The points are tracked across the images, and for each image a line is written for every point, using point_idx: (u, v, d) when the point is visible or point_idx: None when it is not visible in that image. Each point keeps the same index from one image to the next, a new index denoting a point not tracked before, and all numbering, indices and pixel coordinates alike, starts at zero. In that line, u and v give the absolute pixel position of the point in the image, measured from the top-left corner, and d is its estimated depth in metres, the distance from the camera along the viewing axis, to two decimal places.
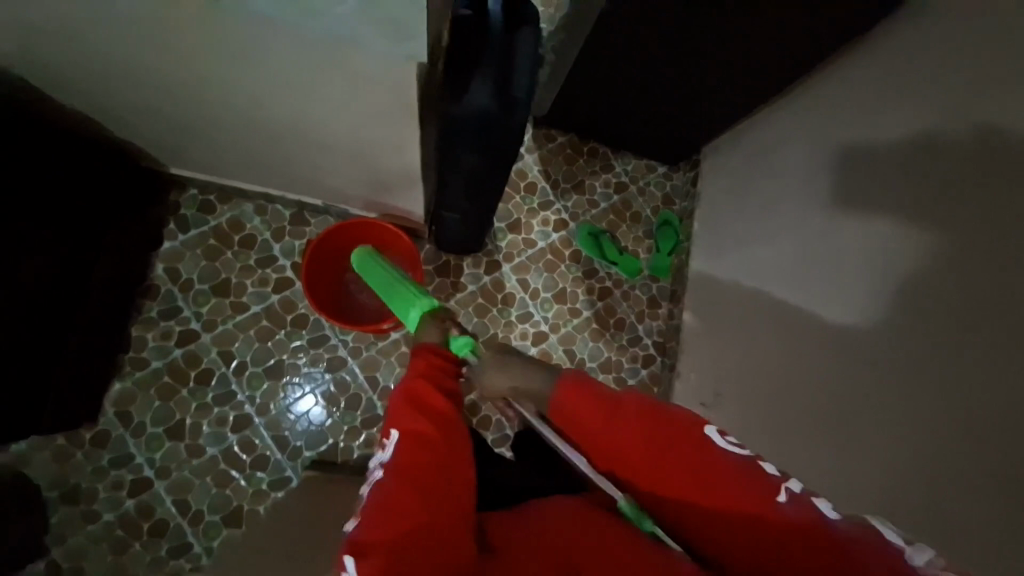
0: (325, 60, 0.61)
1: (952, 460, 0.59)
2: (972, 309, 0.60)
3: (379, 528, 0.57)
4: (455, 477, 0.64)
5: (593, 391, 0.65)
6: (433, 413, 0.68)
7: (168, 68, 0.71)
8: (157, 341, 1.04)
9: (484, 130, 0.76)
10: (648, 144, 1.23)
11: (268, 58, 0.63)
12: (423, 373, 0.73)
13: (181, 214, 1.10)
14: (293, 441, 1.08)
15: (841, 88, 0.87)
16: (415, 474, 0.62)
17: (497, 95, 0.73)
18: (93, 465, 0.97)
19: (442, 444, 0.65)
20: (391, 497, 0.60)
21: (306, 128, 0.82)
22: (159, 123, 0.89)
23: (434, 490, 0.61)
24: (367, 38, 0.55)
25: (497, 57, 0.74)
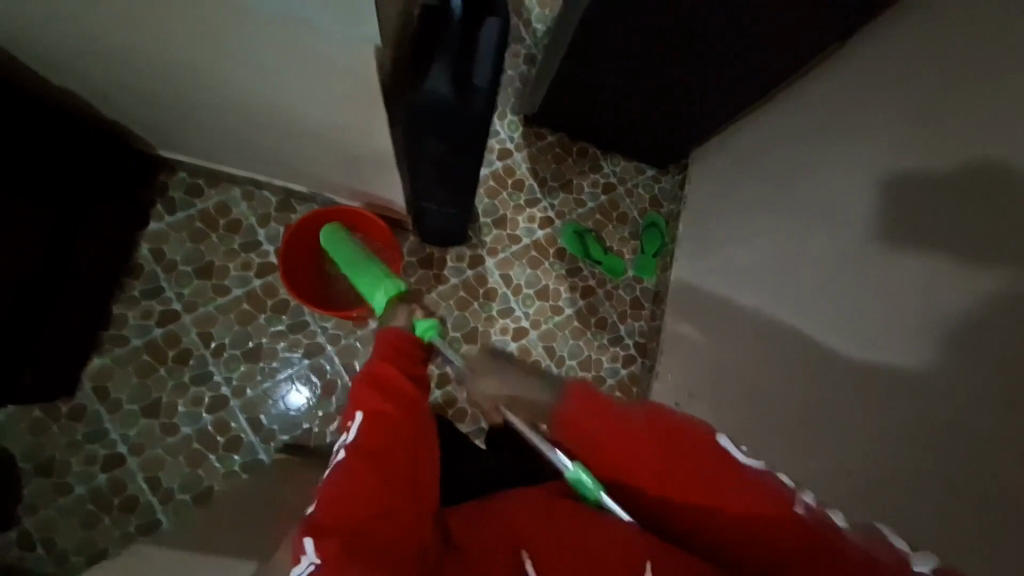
0: (273, 47, 0.57)
1: (915, 462, 0.62)
2: (939, 312, 0.63)
3: (340, 511, 0.56)
4: (416, 458, 0.63)
5: (603, 401, 0.67)
6: (399, 396, 0.69)
7: (131, 51, 0.68)
8: (139, 320, 1.08)
9: (443, 120, 0.65)
10: (638, 148, 1.33)
11: (219, 39, 0.58)
12: (390, 358, 0.73)
13: (169, 196, 1.13)
14: (270, 424, 1.08)
15: (819, 96, 0.94)
16: (378, 456, 0.61)
17: (456, 80, 0.62)
18: (69, 439, 1.02)
19: (406, 425, 0.65)
20: (352, 478, 0.59)
21: (275, 119, 0.77)
22: (141, 107, 0.88)
23: (397, 472, 0.60)
24: (315, 19, 0.49)
25: (454, 44, 0.61)
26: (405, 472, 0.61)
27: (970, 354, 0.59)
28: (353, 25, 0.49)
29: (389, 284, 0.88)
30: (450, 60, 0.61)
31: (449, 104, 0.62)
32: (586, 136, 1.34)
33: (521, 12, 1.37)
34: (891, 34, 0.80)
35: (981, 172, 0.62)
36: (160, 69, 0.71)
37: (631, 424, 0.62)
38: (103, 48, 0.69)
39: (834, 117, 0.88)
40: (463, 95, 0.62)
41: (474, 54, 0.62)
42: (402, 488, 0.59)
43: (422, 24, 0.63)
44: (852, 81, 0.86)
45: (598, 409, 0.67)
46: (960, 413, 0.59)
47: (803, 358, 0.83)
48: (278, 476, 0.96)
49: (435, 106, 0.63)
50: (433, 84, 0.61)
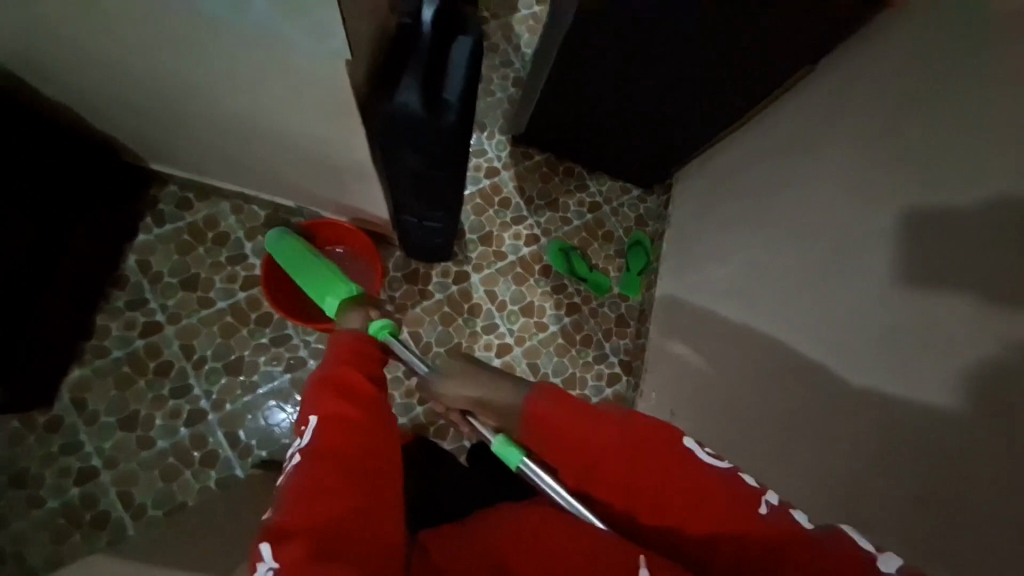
0: (254, 62, 0.59)
1: (882, 481, 0.63)
2: (907, 326, 0.64)
3: (300, 516, 0.51)
4: (380, 457, 0.59)
5: (575, 401, 0.60)
6: (359, 394, 0.64)
7: (123, 68, 0.71)
8: (121, 330, 1.08)
9: (415, 134, 0.67)
10: (623, 168, 1.35)
11: (203, 53, 0.61)
12: (348, 357, 0.68)
13: (157, 209, 1.14)
14: (248, 439, 1.07)
15: (795, 118, 0.97)
16: (339, 458, 0.56)
17: (426, 95, 0.64)
18: (43, 450, 1.01)
19: (367, 425, 0.61)
20: (311, 482, 0.53)
21: (258, 132, 0.79)
22: (135, 122, 0.91)
23: (360, 472, 0.56)
24: (289, 34, 0.52)
25: (426, 60, 0.64)
26: (371, 472, 0.57)
27: (936, 365, 0.60)
28: (326, 42, 0.51)
29: (341, 288, 0.86)
30: (419, 74, 0.63)
31: (418, 118, 0.64)
32: (572, 156, 1.37)
33: (511, 38, 1.42)
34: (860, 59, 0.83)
35: (942, 188, 0.63)
36: (149, 83, 0.73)
37: (605, 438, 0.57)
38: (95, 62, 0.71)
39: (809, 138, 0.91)
40: (433, 110, 0.64)
41: (443, 71, 0.65)
42: (367, 487, 0.55)
43: (394, 43, 0.66)
44: (824, 104, 0.89)
45: (566, 414, 0.59)
46: (931, 425, 0.59)
47: (781, 375, 0.83)
48: (253, 491, 0.95)
49: (405, 120, 0.65)
50: (402, 98, 0.63)
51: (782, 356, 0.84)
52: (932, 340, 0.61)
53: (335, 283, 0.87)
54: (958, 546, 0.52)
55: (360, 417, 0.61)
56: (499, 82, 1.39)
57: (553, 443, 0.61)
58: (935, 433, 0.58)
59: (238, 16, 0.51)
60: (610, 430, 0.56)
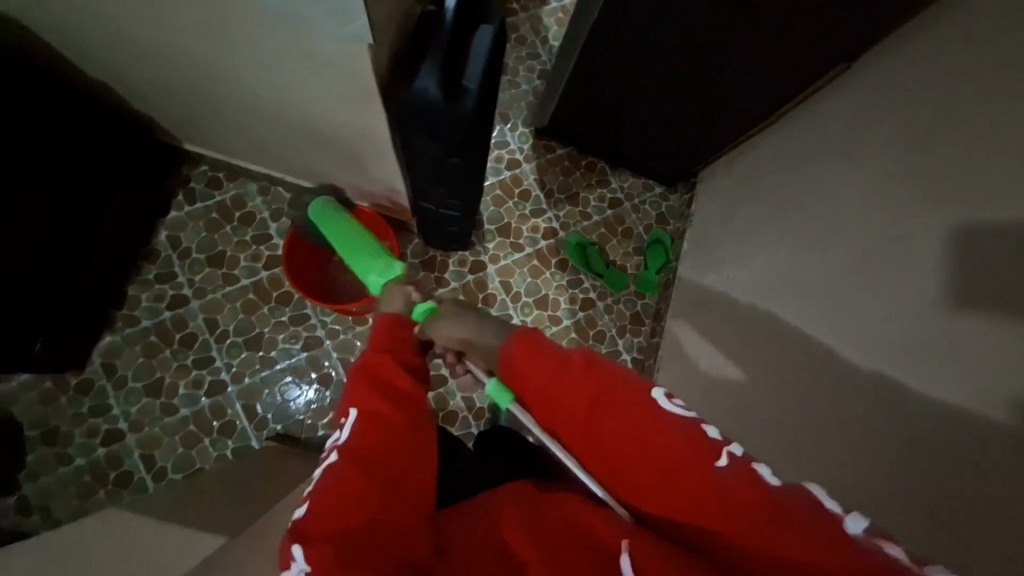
0: (281, 44, 0.61)
1: (892, 492, 0.61)
2: (930, 336, 0.61)
3: (334, 514, 0.54)
4: (412, 456, 0.61)
5: (546, 346, 0.63)
6: (393, 391, 0.65)
7: (158, 49, 0.74)
8: (150, 302, 1.12)
9: (434, 120, 0.67)
10: (646, 164, 1.33)
11: (233, 36, 0.63)
12: (387, 352, 0.70)
13: (189, 187, 1.19)
14: (264, 413, 1.11)
15: (823, 118, 0.94)
16: (372, 458, 0.58)
17: (446, 81, 0.64)
18: (74, 411, 1.07)
19: (401, 424, 0.62)
20: (345, 480, 0.56)
21: (284, 115, 0.82)
22: (168, 101, 0.94)
23: (391, 471, 0.58)
24: (312, 18, 0.53)
25: (447, 44, 0.64)
26: (401, 472, 0.59)
27: (959, 377, 0.57)
28: (349, 25, 0.52)
29: (385, 267, 0.90)
30: (439, 60, 0.63)
31: (437, 104, 0.64)
32: (594, 151, 1.36)
33: (539, 30, 1.41)
34: (899, 57, 0.80)
35: (978, 193, 0.60)
36: (183, 62, 0.75)
37: (574, 386, 0.60)
38: (132, 40, 0.73)
39: (840, 139, 0.88)
40: (452, 97, 0.64)
41: (464, 57, 0.64)
42: (397, 486, 0.58)
43: (417, 28, 0.65)
44: (858, 103, 0.86)
45: (537, 358, 0.63)
46: (951, 439, 0.56)
47: (797, 381, 0.81)
48: (266, 463, 0.98)
49: (424, 105, 0.65)
50: (422, 83, 0.63)
51: (798, 362, 0.82)
52: (957, 352, 0.58)
53: (377, 261, 0.91)
54: (969, 565, 0.50)
55: (394, 416, 0.62)
56: (524, 74, 1.38)
57: (525, 386, 0.64)
58: (953, 447, 0.56)
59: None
60: (576, 378, 0.59)
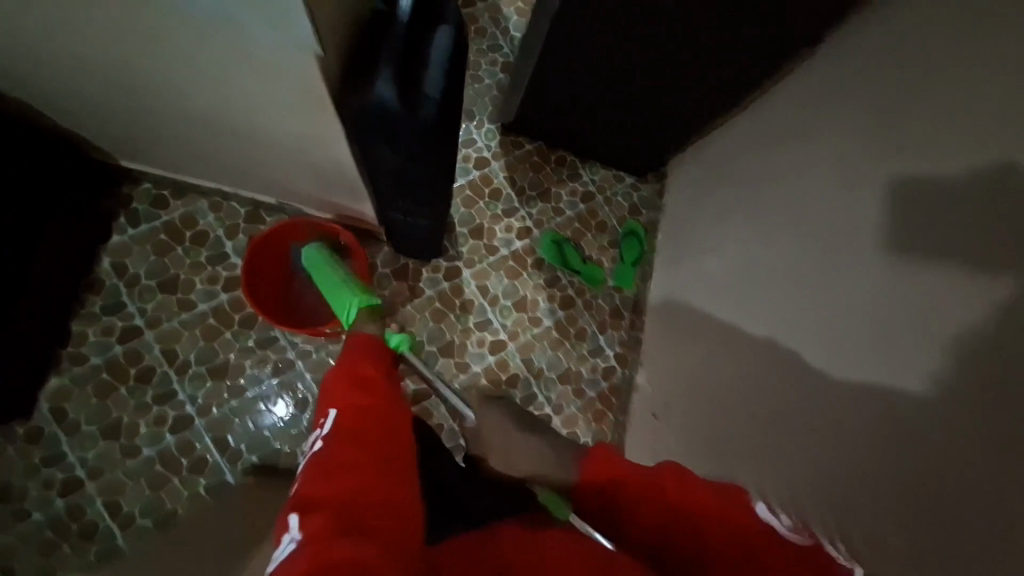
0: (214, 50, 0.54)
1: (868, 474, 0.61)
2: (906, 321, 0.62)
3: (324, 488, 0.53)
4: (395, 439, 0.62)
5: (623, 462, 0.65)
6: (372, 383, 0.68)
7: (78, 63, 0.66)
8: (99, 336, 1.04)
9: (393, 128, 0.62)
10: (615, 155, 1.31)
11: (164, 47, 0.56)
12: (360, 354, 0.73)
13: (131, 208, 1.09)
14: (236, 444, 1.05)
15: (786, 104, 0.95)
16: (357, 438, 0.59)
17: (403, 88, 0.59)
18: (24, 462, 0.98)
19: (380, 409, 0.64)
20: (333, 459, 0.56)
21: (231, 127, 0.75)
22: (97, 118, 0.85)
23: (377, 448, 0.59)
24: (250, 24, 0.48)
25: (403, 50, 0.59)
26: (386, 450, 0.60)
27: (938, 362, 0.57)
28: (289, 25, 0.47)
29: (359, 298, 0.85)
30: (394, 65, 0.58)
31: (394, 113, 0.60)
32: (563, 144, 1.33)
33: (499, 21, 1.36)
34: (859, 39, 0.79)
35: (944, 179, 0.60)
36: (109, 77, 0.68)
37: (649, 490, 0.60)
38: (41, 52, 0.65)
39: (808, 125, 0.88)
40: (411, 106, 0.60)
41: (422, 62, 0.60)
42: (383, 460, 0.58)
43: (369, 28, 0.61)
44: (822, 89, 0.86)
45: (617, 470, 0.64)
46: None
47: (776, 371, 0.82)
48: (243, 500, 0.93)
49: (381, 115, 0.60)
50: (378, 92, 0.58)
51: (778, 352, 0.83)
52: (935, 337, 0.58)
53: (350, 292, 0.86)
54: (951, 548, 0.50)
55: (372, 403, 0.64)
56: (486, 68, 1.33)
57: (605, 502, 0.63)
58: (920, 428, 0.56)
59: (192, 4, 0.47)
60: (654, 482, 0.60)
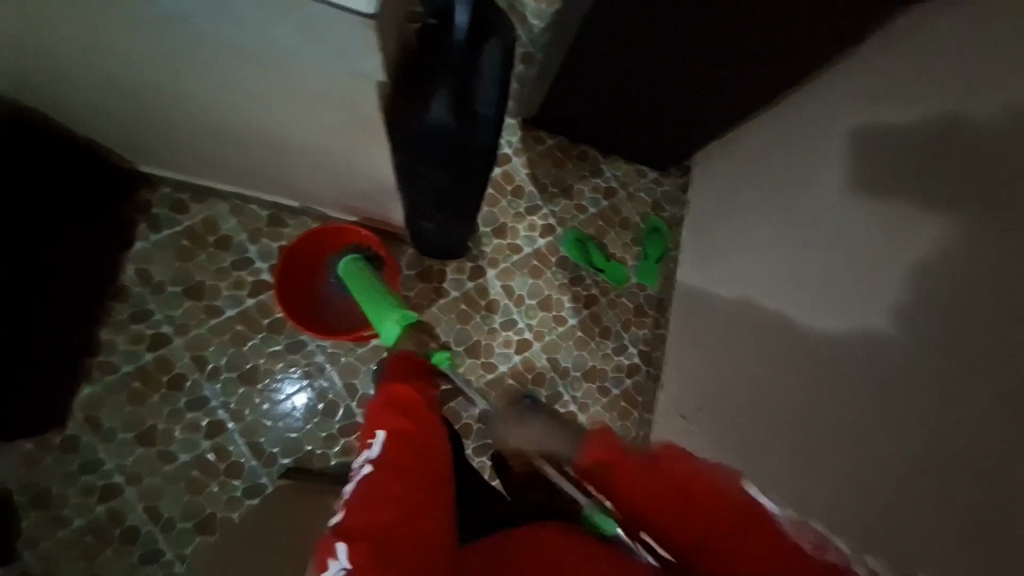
0: (265, 73, 0.52)
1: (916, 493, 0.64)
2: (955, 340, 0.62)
3: (370, 519, 0.52)
4: (437, 470, 0.60)
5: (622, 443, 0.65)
6: (414, 408, 0.65)
7: (107, 79, 0.64)
8: (128, 345, 1.03)
9: (448, 149, 0.62)
10: (640, 150, 1.29)
11: (211, 69, 0.54)
12: (398, 372, 0.70)
13: (152, 214, 1.06)
14: (270, 448, 1.06)
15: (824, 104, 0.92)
16: (401, 469, 0.57)
17: (459, 109, 0.59)
18: (62, 470, 0.99)
19: (423, 436, 0.62)
20: (377, 490, 0.55)
21: (268, 140, 0.72)
22: (120, 129, 0.83)
23: (419, 481, 0.57)
24: (308, 55, 0.45)
25: (458, 70, 0.58)
26: (428, 482, 0.58)
27: (985, 380, 0.58)
28: (358, 61, 0.44)
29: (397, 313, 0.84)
30: (453, 87, 0.57)
31: (452, 133, 0.60)
32: (587, 139, 1.30)
33: (517, 8, 1.29)
34: (914, 39, 0.76)
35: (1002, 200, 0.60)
36: (139, 93, 0.66)
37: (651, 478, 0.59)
38: (66, 68, 0.62)
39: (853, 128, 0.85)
40: (466, 126, 0.60)
41: (476, 81, 0.59)
42: (424, 495, 0.56)
43: (421, 46, 0.56)
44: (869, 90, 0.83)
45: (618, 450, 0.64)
46: (981, 445, 0.58)
47: (814, 378, 0.82)
48: (282, 505, 0.95)
49: (438, 137, 0.60)
50: (435, 115, 0.58)
51: (813, 359, 0.83)
52: (987, 357, 0.59)
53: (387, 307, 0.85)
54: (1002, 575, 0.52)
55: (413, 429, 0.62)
56: None
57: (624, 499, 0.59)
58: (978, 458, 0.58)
59: (250, 35, 0.44)
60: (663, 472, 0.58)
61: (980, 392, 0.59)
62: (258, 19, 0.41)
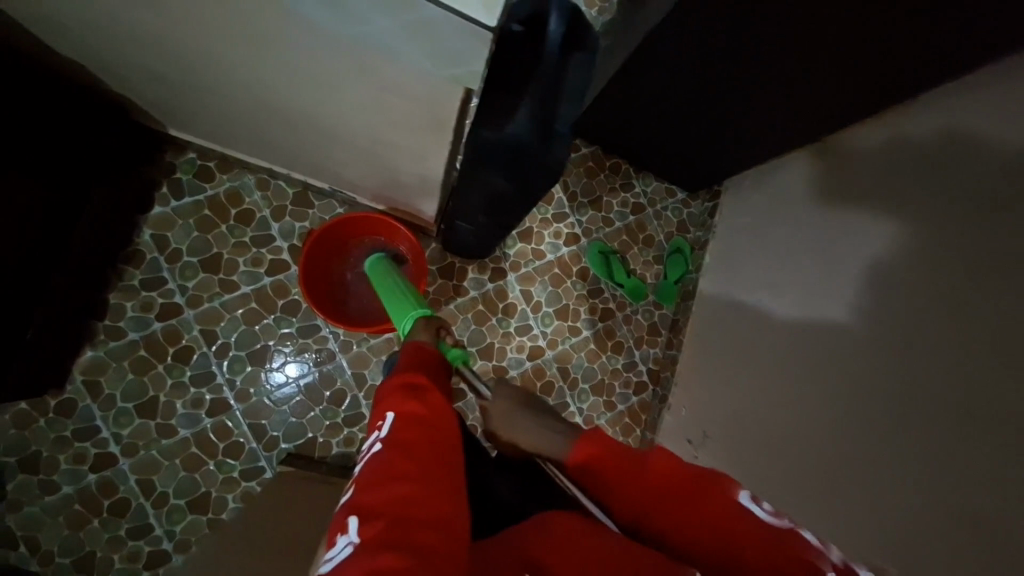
0: (347, 64, 0.52)
1: (911, 548, 0.64)
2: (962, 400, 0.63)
3: (379, 497, 0.46)
4: (455, 456, 0.51)
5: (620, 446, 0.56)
6: (427, 390, 0.56)
7: (159, 43, 0.61)
8: (137, 312, 1.00)
9: (520, 162, 0.62)
10: (673, 170, 1.28)
11: (283, 47, 0.51)
12: (412, 360, 0.61)
13: (175, 178, 1.03)
14: (272, 431, 1.04)
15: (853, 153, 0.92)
16: (414, 451, 0.49)
17: (540, 123, 0.59)
18: (56, 434, 0.96)
19: (439, 421, 0.53)
20: (385, 467, 0.48)
21: (319, 120, 0.70)
22: (153, 90, 0.79)
23: (433, 462, 0.49)
24: (409, 53, 0.43)
25: (544, 86, 0.59)
26: (442, 468, 0.49)
27: (994, 444, 0.58)
28: (452, 69, 0.43)
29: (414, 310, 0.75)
30: (537, 100, 0.59)
31: (528, 146, 0.60)
32: (621, 153, 1.29)
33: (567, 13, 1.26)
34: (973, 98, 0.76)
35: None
36: (191, 61, 0.63)
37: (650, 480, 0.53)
38: (115, 25, 0.58)
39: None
40: (544, 142, 0.60)
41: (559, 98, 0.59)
42: (439, 476, 0.48)
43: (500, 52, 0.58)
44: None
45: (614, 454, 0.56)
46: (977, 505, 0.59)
47: (819, 419, 0.82)
48: (279, 492, 0.92)
49: (514, 148, 0.60)
50: (515, 128, 0.59)
51: (818, 404, 0.84)
52: (994, 421, 0.59)
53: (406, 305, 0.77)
54: None
55: (430, 415, 0.53)
56: None
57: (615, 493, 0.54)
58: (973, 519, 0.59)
59: (350, 24, 0.42)
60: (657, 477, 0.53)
61: (982, 456, 0.59)
62: (368, 12, 0.39)
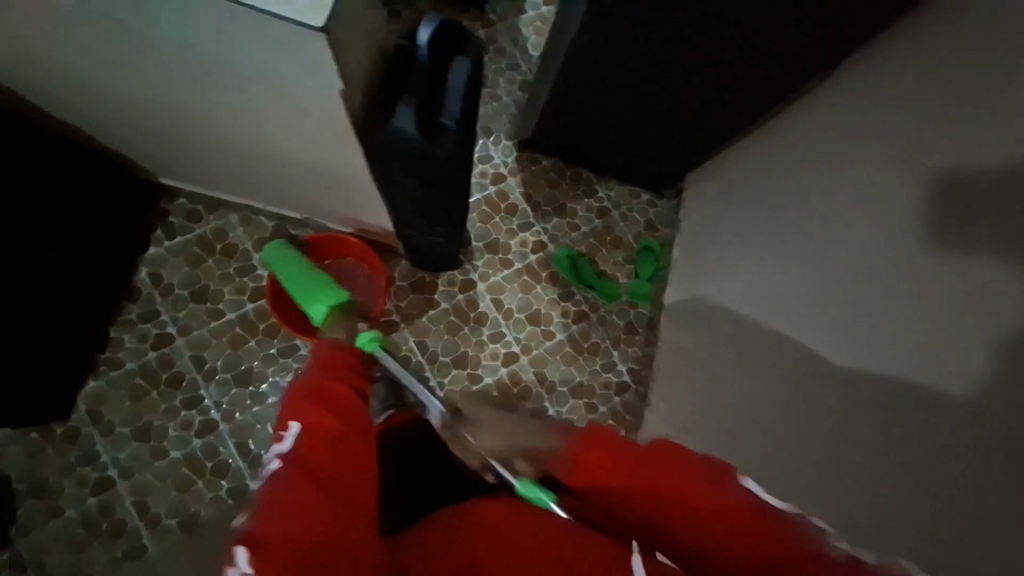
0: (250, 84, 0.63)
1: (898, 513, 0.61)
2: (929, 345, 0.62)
3: (277, 524, 0.58)
4: (360, 457, 0.69)
5: (613, 442, 0.70)
6: (336, 406, 0.74)
7: (130, 89, 0.74)
8: (134, 342, 1.10)
9: (412, 153, 0.77)
10: (632, 172, 1.32)
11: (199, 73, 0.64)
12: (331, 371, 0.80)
13: (169, 222, 1.16)
14: (257, 449, 1.09)
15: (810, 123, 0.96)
16: (314, 470, 0.64)
17: (421, 120, 0.74)
18: (62, 461, 1.04)
19: (348, 436, 0.70)
20: (287, 490, 0.61)
21: (258, 148, 0.81)
22: (145, 139, 0.92)
23: (333, 475, 0.65)
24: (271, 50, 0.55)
25: (422, 86, 0.73)
26: (344, 479, 0.65)
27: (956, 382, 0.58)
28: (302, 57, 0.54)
29: (326, 296, 1.02)
30: (414, 98, 0.73)
31: (415, 141, 0.75)
32: (579, 161, 1.34)
33: (518, 39, 1.38)
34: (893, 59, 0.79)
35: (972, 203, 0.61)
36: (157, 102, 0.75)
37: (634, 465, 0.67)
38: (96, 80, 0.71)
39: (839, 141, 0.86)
40: (428, 136, 0.75)
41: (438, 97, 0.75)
42: (340, 496, 0.63)
43: (391, 63, 0.73)
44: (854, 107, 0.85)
45: (613, 450, 0.69)
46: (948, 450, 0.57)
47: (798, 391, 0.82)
48: None
49: (404, 143, 0.75)
50: (401, 124, 0.74)
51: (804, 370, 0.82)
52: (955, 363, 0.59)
53: (322, 290, 1.03)
54: None
55: (336, 430, 0.70)
56: (505, 86, 1.36)
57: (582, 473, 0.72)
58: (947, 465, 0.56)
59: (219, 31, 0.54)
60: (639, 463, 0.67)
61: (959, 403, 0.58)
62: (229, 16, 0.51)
